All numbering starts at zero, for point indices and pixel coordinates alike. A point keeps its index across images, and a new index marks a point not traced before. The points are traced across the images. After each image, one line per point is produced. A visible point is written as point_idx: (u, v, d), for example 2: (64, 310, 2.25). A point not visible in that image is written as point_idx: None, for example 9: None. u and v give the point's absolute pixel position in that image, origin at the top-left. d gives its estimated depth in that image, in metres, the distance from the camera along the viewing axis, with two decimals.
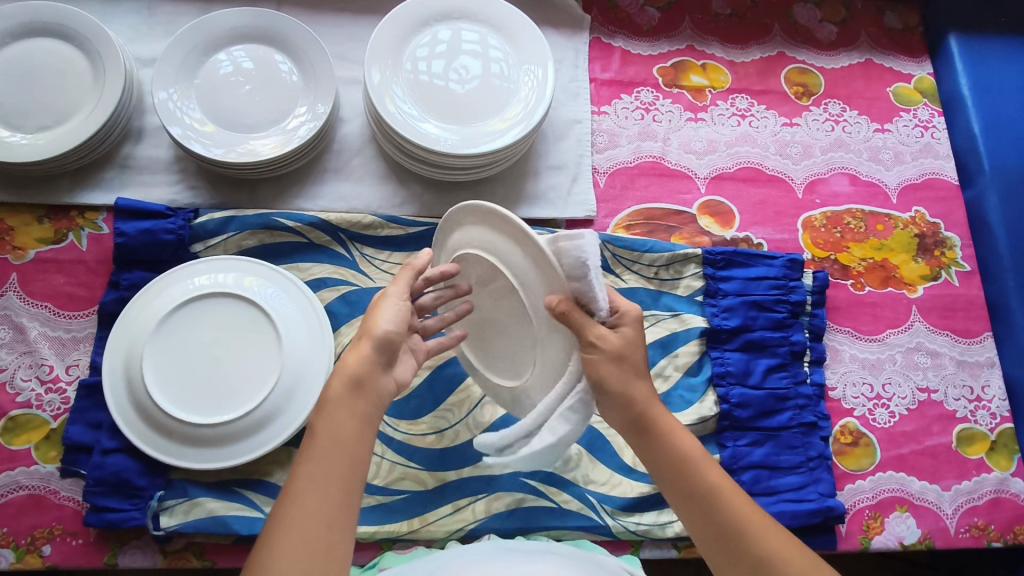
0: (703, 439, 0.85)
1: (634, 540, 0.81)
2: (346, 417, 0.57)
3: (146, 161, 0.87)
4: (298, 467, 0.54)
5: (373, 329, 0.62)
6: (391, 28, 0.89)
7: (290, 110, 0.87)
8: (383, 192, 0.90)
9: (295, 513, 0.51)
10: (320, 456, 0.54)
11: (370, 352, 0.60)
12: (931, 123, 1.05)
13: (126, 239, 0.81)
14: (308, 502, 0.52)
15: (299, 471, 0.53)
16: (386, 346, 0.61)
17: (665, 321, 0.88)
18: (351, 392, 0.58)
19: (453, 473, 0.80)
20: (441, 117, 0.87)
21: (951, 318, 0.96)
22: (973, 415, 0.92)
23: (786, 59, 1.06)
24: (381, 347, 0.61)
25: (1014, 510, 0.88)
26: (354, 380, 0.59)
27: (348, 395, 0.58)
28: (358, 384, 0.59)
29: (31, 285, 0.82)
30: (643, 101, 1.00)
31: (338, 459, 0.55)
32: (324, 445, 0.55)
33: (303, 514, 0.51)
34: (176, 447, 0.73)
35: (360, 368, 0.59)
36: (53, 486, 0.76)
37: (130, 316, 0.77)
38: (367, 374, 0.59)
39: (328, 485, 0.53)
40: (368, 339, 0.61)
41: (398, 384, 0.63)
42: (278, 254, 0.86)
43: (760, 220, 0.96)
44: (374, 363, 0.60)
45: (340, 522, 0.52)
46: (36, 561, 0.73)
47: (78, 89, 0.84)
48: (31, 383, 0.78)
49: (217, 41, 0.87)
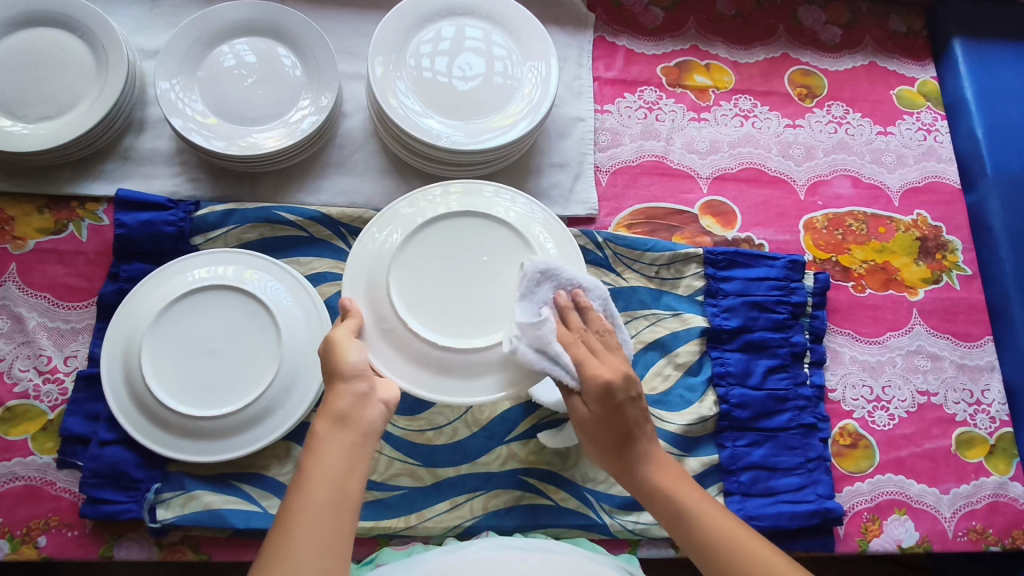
0: (702, 439, 0.85)
1: (631, 539, 0.81)
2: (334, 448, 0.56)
3: (148, 153, 0.87)
4: (294, 497, 0.53)
5: (342, 366, 0.61)
6: (395, 22, 0.88)
7: (292, 103, 0.87)
8: (385, 186, 0.90)
9: (287, 547, 0.50)
10: (312, 489, 0.53)
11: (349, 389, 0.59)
12: (934, 127, 1.05)
13: (126, 231, 0.80)
14: (300, 535, 0.51)
15: (293, 504, 0.53)
16: (361, 375, 0.60)
17: (666, 320, 0.88)
18: (337, 428, 0.57)
19: (451, 469, 0.80)
20: (444, 113, 0.87)
21: (952, 322, 0.95)
22: (972, 419, 0.92)
23: (790, 61, 1.06)
24: (353, 379, 0.60)
25: (1012, 514, 0.88)
26: (338, 415, 0.58)
27: (337, 425, 0.57)
28: (343, 418, 0.58)
29: (30, 275, 0.82)
30: (647, 101, 1.00)
31: (330, 489, 0.54)
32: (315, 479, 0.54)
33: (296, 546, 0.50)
34: (173, 439, 0.73)
35: (341, 404, 0.58)
36: (49, 477, 0.75)
37: (129, 308, 0.77)
38: (353, 407, 0.58)
39: (322, 517, 0.52)
40: (341, 378, 0.60)
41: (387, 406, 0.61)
42: (278, 247, 0.85)
43: (762, 220, 0.96)
44: (355, 396, 0.59)
45: (336, 548, 0.52)
46: (31, 552, 0.73)
47: (80, 81, 0.84)
48: (29, 374, 0.78)
49: (220, 33, 0.87)
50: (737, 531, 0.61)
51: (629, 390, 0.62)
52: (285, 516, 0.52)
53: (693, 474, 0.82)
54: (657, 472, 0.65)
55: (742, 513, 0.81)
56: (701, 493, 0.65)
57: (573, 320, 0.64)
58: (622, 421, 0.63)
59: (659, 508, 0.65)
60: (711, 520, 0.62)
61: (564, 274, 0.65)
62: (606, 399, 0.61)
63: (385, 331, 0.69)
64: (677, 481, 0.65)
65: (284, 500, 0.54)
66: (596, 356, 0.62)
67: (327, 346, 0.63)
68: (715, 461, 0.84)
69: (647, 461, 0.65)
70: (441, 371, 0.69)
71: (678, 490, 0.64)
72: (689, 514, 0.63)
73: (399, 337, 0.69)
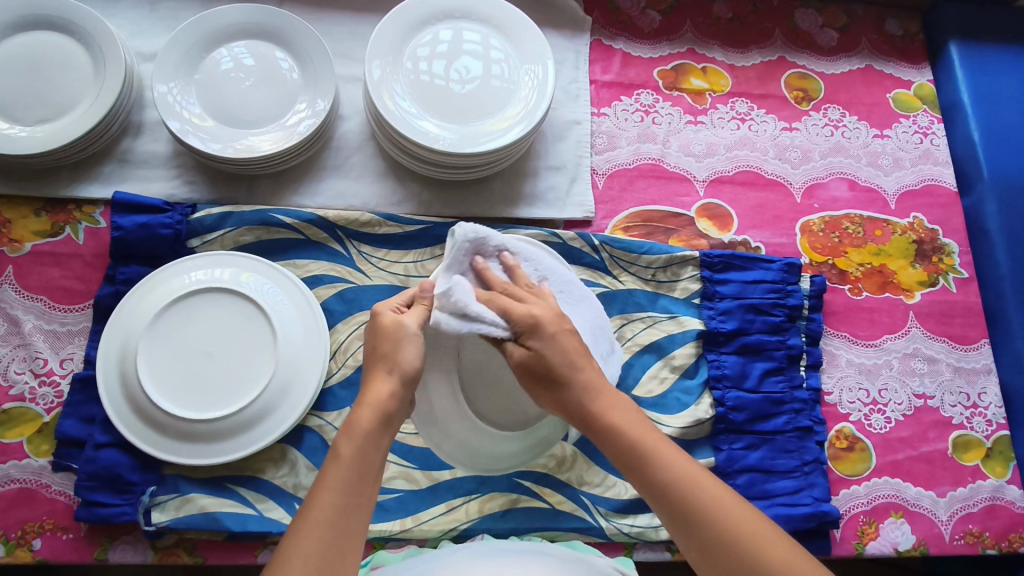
0: (699, 442, 0.85)
1: (627, 542, 0.81)
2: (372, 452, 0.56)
3: (145, 156, 0.87)
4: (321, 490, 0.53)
5: (403, 365, 0.60)
6: (392, 26, 0.89)
7: (290, 106, 0.87)
8: (381, 190, 0.90)
9: (310, 540, 0.50)
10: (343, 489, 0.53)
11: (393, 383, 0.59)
12: (931, 129, 1.06)
13: (123, 233, 0.80)
14: (324, 531, 0.51)
15: (320, 500, 0.52)
16: (411, 383, 0.60)
17: (662, 323, 0.88)
18: (381, 430, 0.57)
19: (447, 472, 0.79)
20: (440, 116, 0.87)
21: (949, 325, 0.95)
22: (969, 422, 0.92)
23: (787, 64, 1.06)
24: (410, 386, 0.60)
25: (1009, 517, 0.88)
26: (384, 416, 0.57)
27: (380, 427, 0.57)
28: (387, 421, 0.58)
29: (27, 277, 0.82)
30: (643, 104, 1.00)
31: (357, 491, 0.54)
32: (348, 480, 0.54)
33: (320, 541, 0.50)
34: (168, 442, 0.73)
35: (388, 404, 0.58)
36: (44, 480, 0.75)
37: (125, 310, 0.77)
38: (394, 411, 0.58)
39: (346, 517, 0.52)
40: (384, 373, 0.60)
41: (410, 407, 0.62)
42: (275, 250, 0.85)
43: (758, 223, 0.96)
44: (402, 401, 0.60)
45: (352, 552, 0.52)
46: (26, 555, 0.73)
47: (77, 83, 0.84)
48: (25, 376, 0.78)
49: (217, 36, 0.87)
50: (700, 477, 0.56)
51: (558, 323, 0.62)
52: (313, 508, 0.52)
53: None
54: (606, 408, 0.60)
55: None
56: (662, 439, 0.59)
57: (494, 281, 0.64)
58: (561, 352, 0.60)
59: (611, 446, 0.59)
60: (671, 462, 0.57)
61: (494, 240, 0.66)
62: (538, 333, 0.60)
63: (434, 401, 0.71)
64: (630, 416, 0.60)
65: (309, 493, 0.53)
66: (519, 302, 0.63)
67: (396, 329, 0.61)
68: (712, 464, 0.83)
69: (593, 396, 0.60)
70: (476, 454, 0.74)
71: (628, 429, 0.59)
72: (644, 456, 0.58)
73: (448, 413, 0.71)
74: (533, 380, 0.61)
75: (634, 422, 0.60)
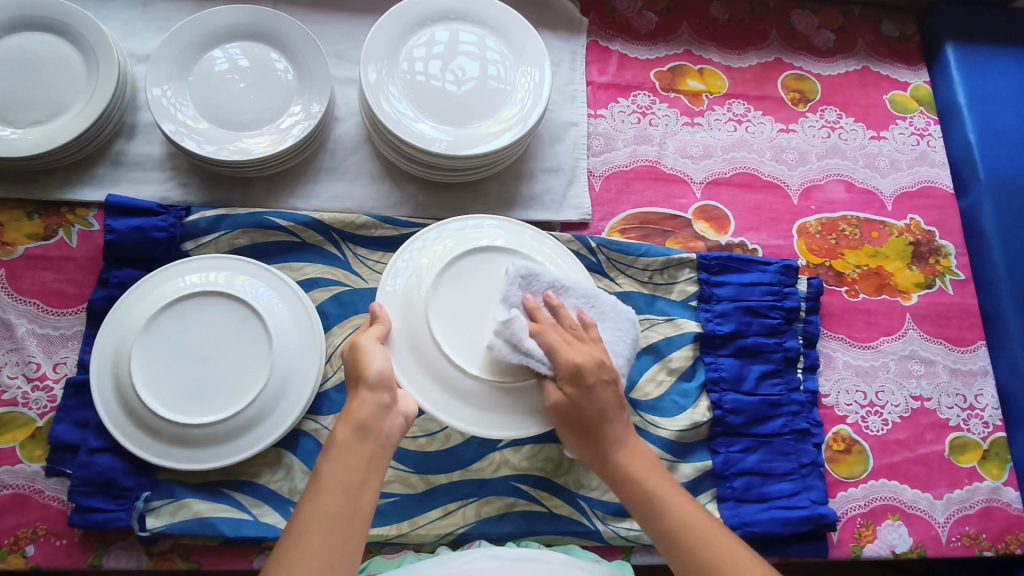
0: (696, 445, 0.84)
1: (625, 546, 0.81)
2: (352, 457, 0.56)
3: (139, 158, 0.87)
4: (306, 501, 0.54)
5: (366, 375, 0.61)
6: (389, 27, 0.88)
7: (284, 109, 0.86)
8: (377, 191, 0.90)
9: (297, 552, 0.51)
10: (326, 498, 0.54)
11: (370, 396, 0.60)
12: (927, 131, 1.06)
13: (116, 236, 0.80)
14: (312, 542, 0.51)
15: (305, 510, 0.53)
16: (383, 386, 0.61)
17: (660, 325, 0.88)
18: (356, 436, 0.57)
19: (444, 476, 0.79)
20: (436, 118, 0.86)
21: (946, 326, 0.96)
22: (966, 424, 0.92)
23: (784, 66, 1.06)
24: (377, 389, 0.61)
25: (1005, 519, 0.88)
26: (358, 424, 0.58)
27: (358, 433, 0.58)
28: (363, 429, 0.58)
29: (20, 281, 0.81)
30: (640, 105, 0.99)
31: (341, 500, 0.54)
32: (330, 487, 0.54)
33: (305, 551, 0.51)
34: (163, 447, 0.72)
35: (364, 412, 0.59)
36: (38, 485, 0.75)
37: (119, 314, 0.76)
38: (373, 418, 0.59)
39: (334, 526, 0.53)
40: (363, 386, 0.60)
41: (404, 420, 0.62)
42: (270, 253, 0.85)
43: (755, 225, 0.96)
44: (377, 406, 0.60)
45: (346, 555, 0.52)
46: (19, 562, 0.72)
47: (69, 85, 0.83)
48: (18, 381, 0.77)
49: (212, 38, 0.87)
50: (711, 529, 0.62)
51: (600, 372, 0.65)
52: (300, 520, 0.53)
53: (687, 480, 0.82)
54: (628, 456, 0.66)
55: (735, 519, 0.81)
56: (680, 493, 0.65)
57: (541, 316, 0.68)
58: (596, 403, 0.65)
59: (630, 495, 0.65)
60: (682, 511, 0.63)
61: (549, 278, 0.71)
62: (578, 382, 0.65)
63: (413, 351, 0.71)
64: (647, 467, 0.66)
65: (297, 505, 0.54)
66: (569, 346, 0.66)
67: (354, 353, 0.63)
68: (709, 467, 0.83)
69: (617, 446, 0.66)
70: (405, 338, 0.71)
71: (654, 483, 0.65)
72: (657, 506, 0.63)
73: (437, 368, 0.70)
74: (570, 421, 0.66)
75: (650, 467, 0.66)
